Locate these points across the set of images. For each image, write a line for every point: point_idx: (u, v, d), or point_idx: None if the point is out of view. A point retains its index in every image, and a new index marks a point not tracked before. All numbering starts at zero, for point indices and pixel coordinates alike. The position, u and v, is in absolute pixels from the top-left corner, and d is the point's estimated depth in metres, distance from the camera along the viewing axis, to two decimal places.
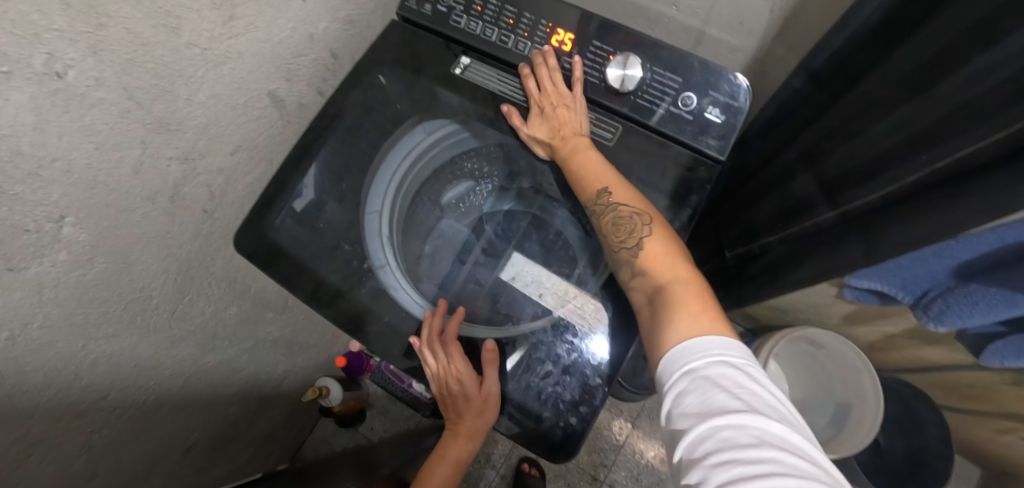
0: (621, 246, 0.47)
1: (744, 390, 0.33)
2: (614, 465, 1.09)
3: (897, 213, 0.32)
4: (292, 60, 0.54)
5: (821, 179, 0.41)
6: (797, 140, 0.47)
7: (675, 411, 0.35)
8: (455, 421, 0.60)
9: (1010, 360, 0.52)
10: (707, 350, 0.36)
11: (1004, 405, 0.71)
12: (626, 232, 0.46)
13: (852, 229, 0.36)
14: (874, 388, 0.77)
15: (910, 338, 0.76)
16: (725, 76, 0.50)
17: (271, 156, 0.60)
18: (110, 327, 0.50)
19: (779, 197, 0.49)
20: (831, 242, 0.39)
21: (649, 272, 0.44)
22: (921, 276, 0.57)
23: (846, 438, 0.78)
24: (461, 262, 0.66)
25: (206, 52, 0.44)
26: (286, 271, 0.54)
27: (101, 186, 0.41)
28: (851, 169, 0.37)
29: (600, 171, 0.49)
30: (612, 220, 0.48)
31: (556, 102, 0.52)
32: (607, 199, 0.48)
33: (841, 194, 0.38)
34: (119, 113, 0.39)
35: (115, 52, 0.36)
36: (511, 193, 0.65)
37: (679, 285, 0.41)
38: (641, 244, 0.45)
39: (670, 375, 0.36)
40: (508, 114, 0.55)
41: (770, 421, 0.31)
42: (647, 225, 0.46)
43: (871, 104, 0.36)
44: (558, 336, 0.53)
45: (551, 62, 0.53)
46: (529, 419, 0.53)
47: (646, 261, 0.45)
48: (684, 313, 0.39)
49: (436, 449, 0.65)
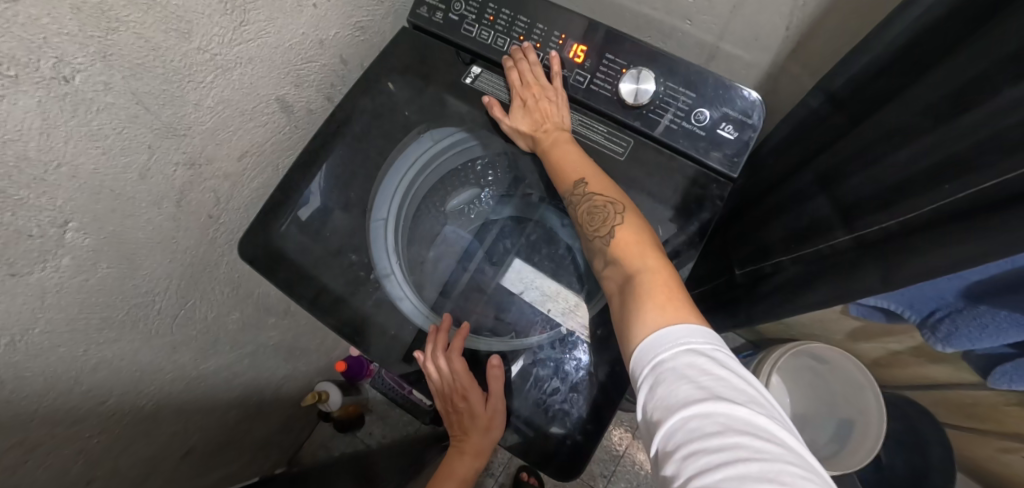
0: (594, 236, 0.47)
1: (710, 376, 0.32)
2: (612, 476, 1.08)
3: (917, 240, 0.31)
4: (302, 66, 0.54)
5: (840, 202, 0.41)
6: (814, 161, 0.47)
7: (646, 404, 0.34)
8: (460, 438, 0.60)
9: (1018, 383, 0.52)
10: (677, 340, 0.35)
11: (1006, 425, 0.72)
12: (598, 221, 0.46)
13: (869, 254, 0.36)
14: (877, 406, 0.77)
15: (914, 356, 0.76)
16: (738, 92, 0.50)
17: (277, 162, 0.59)
18: (112, 332, 0.50)
19: (793, 218, 0.48)
20: (846, 266, 0.38)
21: (619, 260, 0.44)
22: (928, 296, 0.58)
23: (848, 455, 0.78)
24: (463, 268, 0.64)
25: (216, 57, 0.43)
26: (293, 280, 0.54)
27: (106, 191, 0.41)
28: (870, 195, 0.37)
29: (573, 163, 0.50)
30: (586, 211, 0.47)
31: (536, 93, 0.52)
32: (582, 191, 0.48)
33: (862, 219, 0.37)
34: (126, 118, 0.39)
35: (125, 57, 0.36)
36: (515, 200, 0.64)
37: (647, 273, 0.41)
38: (614, 233, 0.45)
39: (641, 367, 0.36)
40: (489, 106, 0.55)
41: (736, 406, 0.30)
42: (618, 214, 0.46)
43: (893, 130, 0.35)
44: (567, 352, 0.53)
45: (530, 56, 0.53)
46: (537, 436, 0.52)
47: (616, 250, 0.45)
48: (652, 303, 0.38)
49: (440, 468, 0.64)
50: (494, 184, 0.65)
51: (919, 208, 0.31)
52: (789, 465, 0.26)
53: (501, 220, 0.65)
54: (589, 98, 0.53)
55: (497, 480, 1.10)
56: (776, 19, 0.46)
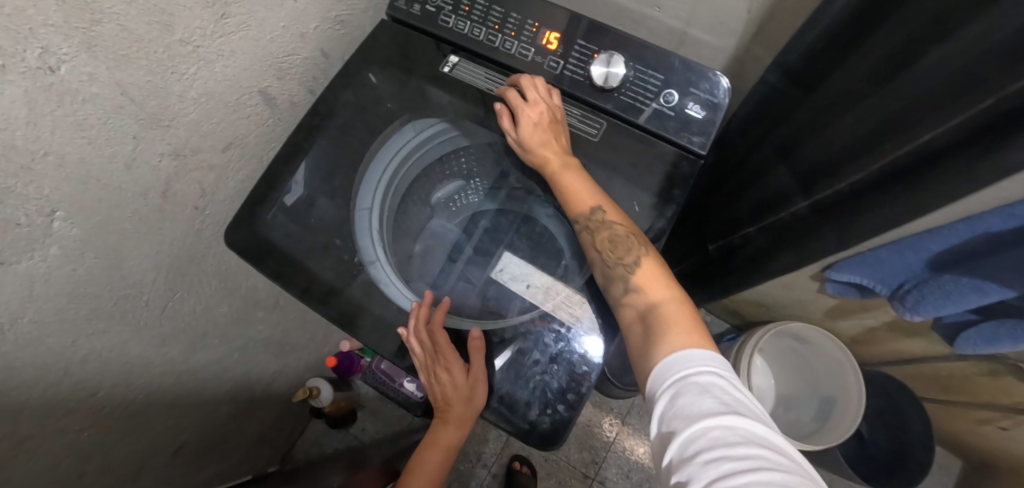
0: (615, 263, 0.47)
1: (730, 395, 0.34)
2: (604, 463, 1.09)
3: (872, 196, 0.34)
4: (284, 59, 0.55)
5: (796, 170, 0.44)
6: (773, 134, 0.50)
7: (666, 413, 0.35)
8: (442, 409, 0.57)
9: (981, 347, 0.55)
10: (705, 365, 0.37)
11: (983, 395, 0.76)
12: (621, 249, 0.47)
13: (825, 216, 0.39)
14: (856, 383, 0.78)
15: (889, 331, 0.78)
16: (704, 74, 0.52)
17: (262, 154, 0.61)
18: (101, 323, 0.50)
19: (758, 190, 0.51)
20: (807, 228, 0.41)
21: (642, 288, 0.45)
22: (898, 269, 0.61)
23: (828, 431, 0.80)
24: (452, 262, 0.65)
25: (198, 49, 0.45)
26: (279, 268, 0.54)
27: (93, 181, 0.42)
28: (822, 160, 0.39)
29: (591, 188, 0.49)
30: (607, 238, 0.48)
31: (546, 114, 0.51)
32: (601, 218, 0.48)
33: (814, 186, 0.40)
34: (111, 109, 0.40)
35: (108, 48, 0.37)
36: (500, 192, 0.65)
37: (670, 304, 0.43)
38: (637, 262, 0.46)
39: (664, 381, 0.38)
40: (499, 112, 0.53)
41: (755, 423, 0.32)
42: (640, 244, 0.47)
43: (846, 95, 0.37)
44: (546, 325, 0.53)
45: (536, 79, 0.53)
46: (517, 408, 0.52)
47: (640, 278, 0.46)
48: (682, 333, 0.40)
49: (419, 448, 0.63)
50: (481, 176, 0.66)
51: (866, 169, 0.34)
52: (806, 479, 0.28)
53: (487, 211, 0.66)
54: (562, 83, 0.55)
55: (491, 470, 1.11)
56: (736, 2, 0.48)
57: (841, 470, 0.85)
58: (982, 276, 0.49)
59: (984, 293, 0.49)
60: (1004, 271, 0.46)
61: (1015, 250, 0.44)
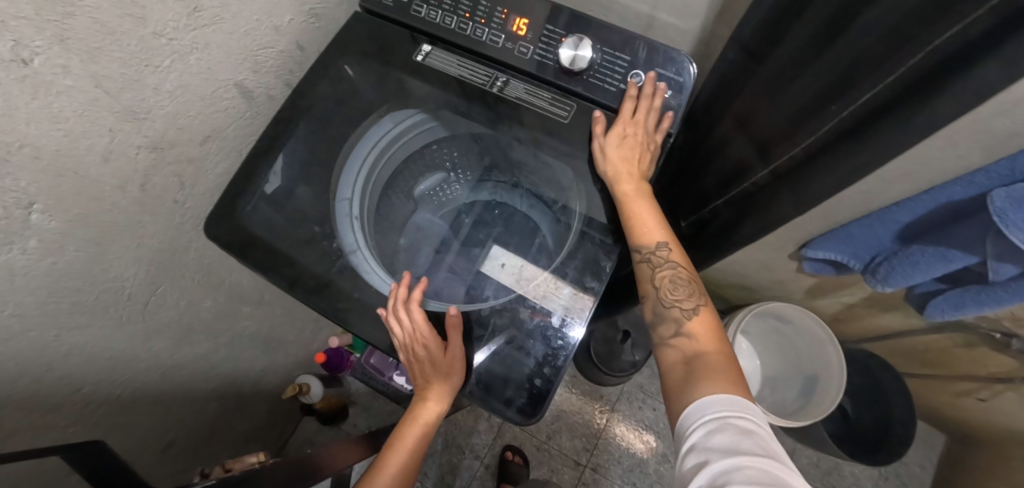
0: (672, 304, 0.47)
1: (769, 443, 0.34)
2: (595, 449, 1.14)
3: (828, 158, 0.36)
4: (259, 51, 0.56)
5: (754, 140, 0.48)
6: (728, 107, 0.54)
7: (700, 444, 0.35)
8: (422, 387, 0.56)
9: (948, 313, 0.56)
10: (748, 411, 0.36)
11: (959, 367, 0.81)
12: (681, 293, 0.47)
13: (783, 182, 0.43)
14: (836, 360, 0.82)
15: (867, 307, 0.80)
16: (670, 54, 0.53)
17: (240, 147, 0.62)
18: (83, 317, 0.51)
19: (723, 162, 0.56)
20: (769, 195, 0.46)
21: (693, 334, 0.45)
22: (870, 243, 0.62)
23: (812, 407, 0.84)
24: (439, 254, 0.65)
25: (173, 42, 0.45)
26: (260, 260, 0.54)
27: (70, 174, 0.42)
28: (776, 128, 0.44)
29: (656, 225, 0.49)
30: (667, 277, 0.48)
31: (639, 139, 0.51)
32: (665, 256, 0.48)
33: (772, 152, 0.44)
34: (87, 101, 0.41)
35: (82, 41, 0.38)
36: (488, 184, 0.68)
37: (719, 355, 0.43)
38: (695, 310, 0.46)
39: (702, 415, 0.37)
40: (596, 120, 0.53)
41: (796, 479, 0.31)
42: (701, 297, 0.48)
43: (798, 58, 0.39)
44: (521, 301, 0.53)
45: (655, 101, 0.52)
46: (496, 382, 0.52)
47: (694, 325, 0.46)
48: (728, 380, 0.40)
49: (391, 434, 0.58)
50: (466, 168, 0.69)
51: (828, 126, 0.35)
52: None
53: (475, 205, 0.69)
54: (532, 68, 0.56)
55: (482, 461, 1.16)
56: None
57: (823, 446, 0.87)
58: (946, 244, 0.50)
59: (948, 262, 0.50)
60: (955, 234, 0.48)
61: (974, 219, 0.46)
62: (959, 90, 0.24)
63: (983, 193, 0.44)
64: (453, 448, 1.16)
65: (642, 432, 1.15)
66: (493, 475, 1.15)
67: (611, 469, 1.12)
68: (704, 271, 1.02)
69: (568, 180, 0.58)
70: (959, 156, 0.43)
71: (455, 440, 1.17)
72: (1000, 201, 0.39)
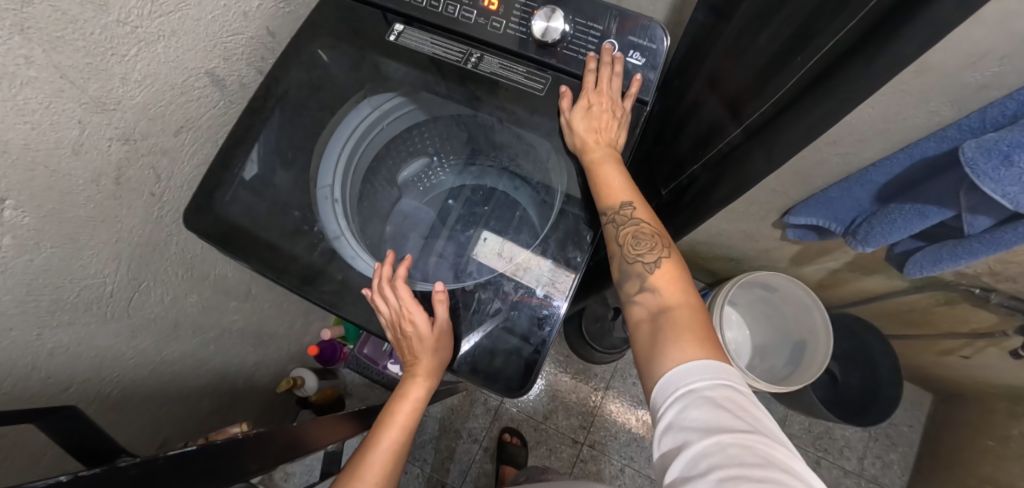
0: (635, 260, 0.48)
1: (747, 412, 0.35)
2: (592, 427, 1.16)
3: (797, 111, 0.37)
4: (227, 38, 0.55)
5: (726, 101, 0.49)
6: (700, 71, 0.54)
7: (677, 422, 0.36)
8: (410, 362, 0.56)
9: (927, 269, 0.58)
10: (718, 373, 0.37)
11: (942, 325, 0.83)
12: (644, 247, 0.47)
13: (754, 139, 0.44)
14: (823, 325, 0.86)
15: (851, 270, 0.83)
16: (642, 22, 0.53)
17: (216, 137, 0.61)
18: (65, 315, 0.50)
19: (698, 126, 0.57)
20: (740, 154, 0.47)
21: (657, 288, 0.45)
22: (850, 206, 0.63)
23: (802, 373, 0.89)
24: (427, 238, 0.65)
25: (137, 30, 0.44)
26: (242, 248, 0.54)
27: (41, 168, 0.41)
28: (747, 84, 0.45)
29: (619, 183, 0.49)
30: (630, 234, 0.48)
31: (603, 105, 0.51)
32: (627, 213, 0.48)
33: (743, 110, 0.46)
34: (52, 92, 0.40)
35: (43, 30, 0.37)
36: (472, 168, 0.68)
37: (683, 307, 0.43)
38: (658, 262, 0.47)
39: (676, 388, 0.38)
40: (562, 95, 0.54)
41: (774, 444, 0.32)
42: (665, 247, 0.48)
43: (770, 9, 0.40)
44: (505, 275, 0.53)
45: (616, 67, 0.52)
46: (482, 356, 0.52)
47: (657, 279, 0.46)
48: (691, 335, 0.40)
49: (381, 412, 0.58)
50: (451, 154, 0.69)
51: (801, 73, 0.36)
52: None
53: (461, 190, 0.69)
54: (506, 42, 0.56)
55: (481, 444, 1.17)
56: None
57: (816, 411, 0.89)
58: (922, 201, 0.50)
59: (924, 217, 0.50)
60: (929, 189, 0.49)
61: (948, 174, 0.47)
62: (915, 29, 0.25)
63: (955, 147, 0.45)
64: (450, 433, 1.17)
65: (635, 407, 1.17)
66: (491, 457, 1.16)
67: (608, 445, 1.14)
68: (691, 245, 1.03)
69: (546, 154, 0.58)
70: (927, 112, 0.44)
71: (452, 425, 1.18)
72: (969, 151, 0.39)
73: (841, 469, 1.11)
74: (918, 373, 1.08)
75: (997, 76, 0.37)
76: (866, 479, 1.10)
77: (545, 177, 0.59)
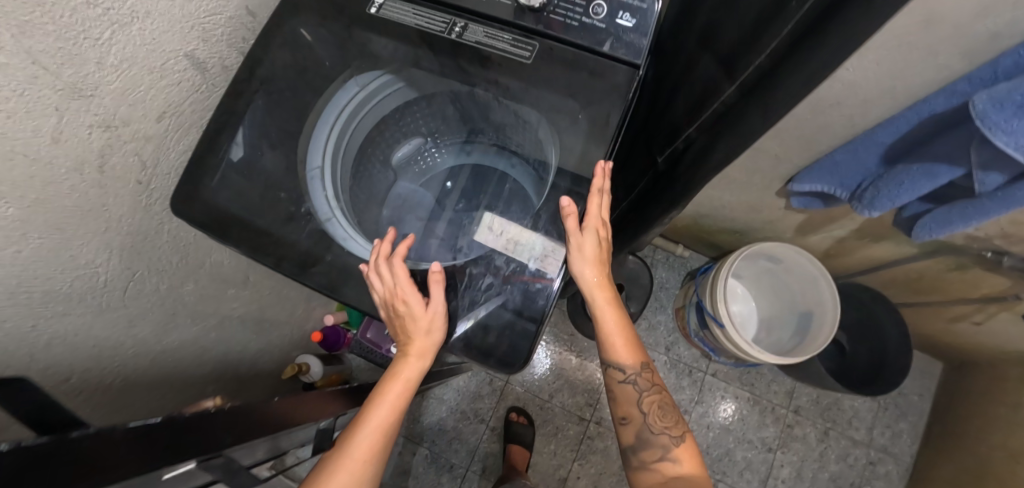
0: (657, 430, 0.56)
1: None
2: (598, 404, 1.16)
3: (800, 56, 0.35)
4: (205, 19, 0.54)
5: (719, 58, 0.48)
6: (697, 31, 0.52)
7: None
8: (403, 342, 0.56)
9: (936, 232, 0.55)
10: None
11: (949, 290, 0.82)
12: (666, 418, 0.56)
13: (749, 97, 0.43)
14: (829, 295, 0.84)
15: (858, 238, 0.81)
16: None
17: (199, 123, 0.60)
18: (59, 305, 0.50)
19: (695, 87, 0.55)
20: (737, 112, 0.45)
21: (676, 457, 0.54)
22: (855, 169, 0.60)
23: (808, 344, 0.87)
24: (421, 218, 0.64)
25: (109, 11, 0.43)
26: (231, 234, 0.53)
27: (20, 157, 0.40)
28: (740, 39, 0.43)
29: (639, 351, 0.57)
30: (654, 403, 0.57)
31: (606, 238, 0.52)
32: (652, 383, 0.57)
33: (736, 66, 0.44)
34: (26, 78, 0.38)
35: (11, 13, 0.35)
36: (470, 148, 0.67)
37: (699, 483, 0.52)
38: (674, 430, 0.56)
39: None
40: (567, 209, 0.50)
41: None
42: (680, 420, 0.57)
43: None
44: (496, 248, 0.52)
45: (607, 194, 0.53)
46: (477, 333, 0.51)
47: (676, 449, 0.55)
48: None
49: (374, 389, 0.58)
50: (448, 133, 0.68)
51: (797, 18, 0.34)
52: None
53: (458, 170, 0.68)
54: (491, 10, 0.54)
55: (489, 425, 1.18)
56: None
57: (824, 382, 0.88)
58: (931, 159, 0.48)
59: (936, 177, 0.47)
60: (939, 145, 0.47)
61: (959, 127, 0.44)
62: None
63: (965, 100, 0.42)
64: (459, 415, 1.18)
65: None
66: (499, 436, 1.17)
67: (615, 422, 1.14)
68: (692, 218, 1.02)
69: (537, 123, 0.56)
70: (935, 66, 0.42)
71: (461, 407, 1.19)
72: (979, 104, 0.37)
73: (851, 440, 1.10)
74: (928, 341, 1.06)
75: (1010, 18, 0.34)
76: (875, 448, 1.09)
77: (540, 149, 0.58)
